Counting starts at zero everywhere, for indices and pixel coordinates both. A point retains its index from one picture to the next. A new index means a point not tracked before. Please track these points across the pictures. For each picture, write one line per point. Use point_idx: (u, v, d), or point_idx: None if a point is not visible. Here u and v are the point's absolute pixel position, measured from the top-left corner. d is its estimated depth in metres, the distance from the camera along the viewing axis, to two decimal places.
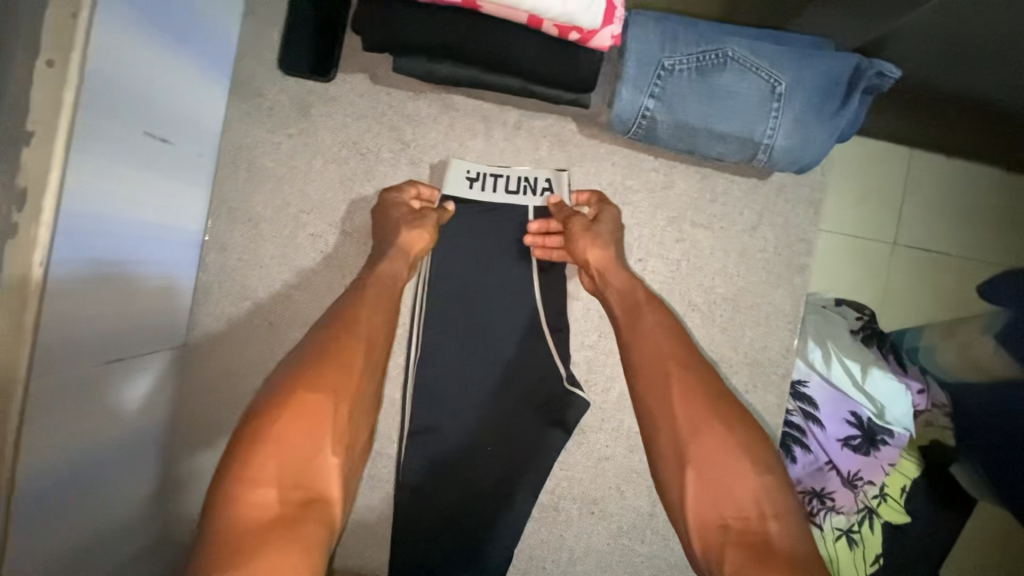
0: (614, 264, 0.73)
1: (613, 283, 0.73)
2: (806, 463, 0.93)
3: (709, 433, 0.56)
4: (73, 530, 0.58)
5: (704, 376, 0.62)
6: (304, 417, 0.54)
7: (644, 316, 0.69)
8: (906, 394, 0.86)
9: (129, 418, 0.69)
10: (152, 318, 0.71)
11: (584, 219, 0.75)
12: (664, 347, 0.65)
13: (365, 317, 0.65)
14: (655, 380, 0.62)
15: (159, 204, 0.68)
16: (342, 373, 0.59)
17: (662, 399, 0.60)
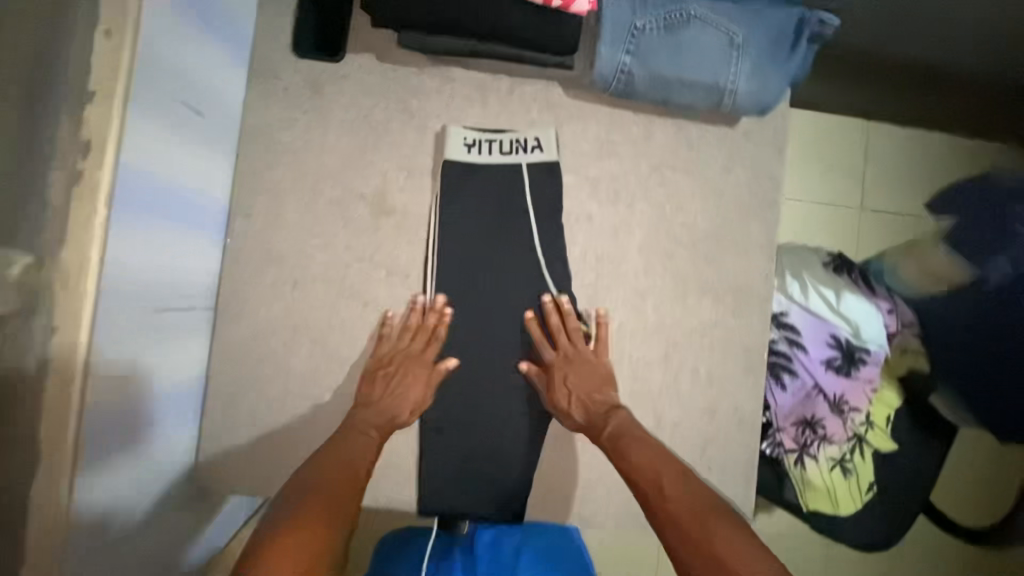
0: (588, 395, 0.83)
1: (592, 419, 0.82)
2: (796, 387, 1.02)
3: (718, 532, 0.66)
4: (127, 461, 0.69)
5: (702, 488, 0.73)
6: (307, 514, 0.67)
7: (629, 437, 0.79)
8: (877, 314, 0.96)
9: (172, 367, 0.76)
10: (189, 276, 0.78)
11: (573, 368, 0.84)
12: (662, 465, 0.76)
13: (349, 453, 0.77)
14: (640, 465, 0.76)
15: (200, 176, 0.77)
16: (330, 518, 0.68)
17: (647, 478, 0.75)
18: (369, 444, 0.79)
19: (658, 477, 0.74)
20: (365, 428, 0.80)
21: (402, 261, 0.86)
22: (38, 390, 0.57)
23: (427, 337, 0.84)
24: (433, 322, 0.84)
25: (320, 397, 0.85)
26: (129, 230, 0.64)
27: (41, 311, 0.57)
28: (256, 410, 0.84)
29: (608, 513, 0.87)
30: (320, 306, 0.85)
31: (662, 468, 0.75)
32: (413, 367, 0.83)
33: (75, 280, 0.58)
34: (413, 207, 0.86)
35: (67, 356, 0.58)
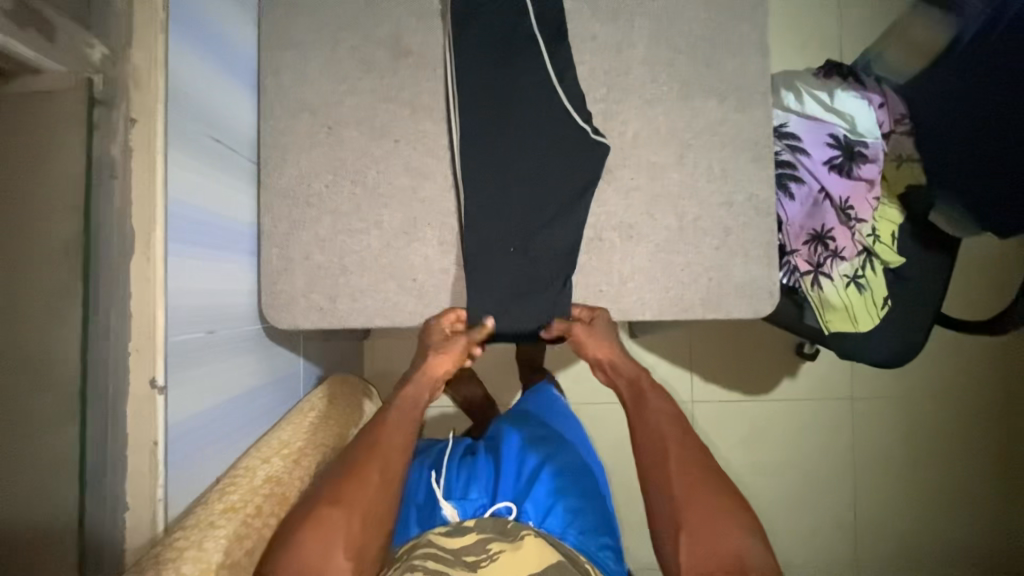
0: (621, 358, 0.93)
1: (620, 374, 0.93)
2: (805, 195, 1.08)
3: (701, 501, 0.75)
4: (201, 275, 0.74)
5: (699, 462, 0.79)
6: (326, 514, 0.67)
7: (645, 404, 0.87)
8: (870, 108, 1.04)
9: (228, 201, 0.82)
10: (233, 121, 0.84)
11: (585, 326, 0.91)
12: (670, 431, 0.83)
13: (385, 436, 0.76)
14: (652, 428, 0.84)
15: (231, 28, 0.84)
16: (360, 487, 0.70)
17: (658, 437, 0.82)
18: (401, 437, 0.77)
19: (665, 437, 0.82)
20: (406, 413, 0.82)
21: (424, 98, 0.92)
22: (126, 173, 0.63)
23: (459, 353, 0.89)
24: (461, 338, 0.89)
25: (365, 231, 0.91)
26: (181, 49, 0.71)
27: (119, 105, 0.63)
28: (308, 248, 0.90)
29: (645, 308, 0.93)
30: (356, 147, 0.91)
31: (673, 433, 0.82)
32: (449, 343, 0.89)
33: (144, 75, 0.64)
34: (428, 47, 0.92)
35: (145, 144, 0.63)
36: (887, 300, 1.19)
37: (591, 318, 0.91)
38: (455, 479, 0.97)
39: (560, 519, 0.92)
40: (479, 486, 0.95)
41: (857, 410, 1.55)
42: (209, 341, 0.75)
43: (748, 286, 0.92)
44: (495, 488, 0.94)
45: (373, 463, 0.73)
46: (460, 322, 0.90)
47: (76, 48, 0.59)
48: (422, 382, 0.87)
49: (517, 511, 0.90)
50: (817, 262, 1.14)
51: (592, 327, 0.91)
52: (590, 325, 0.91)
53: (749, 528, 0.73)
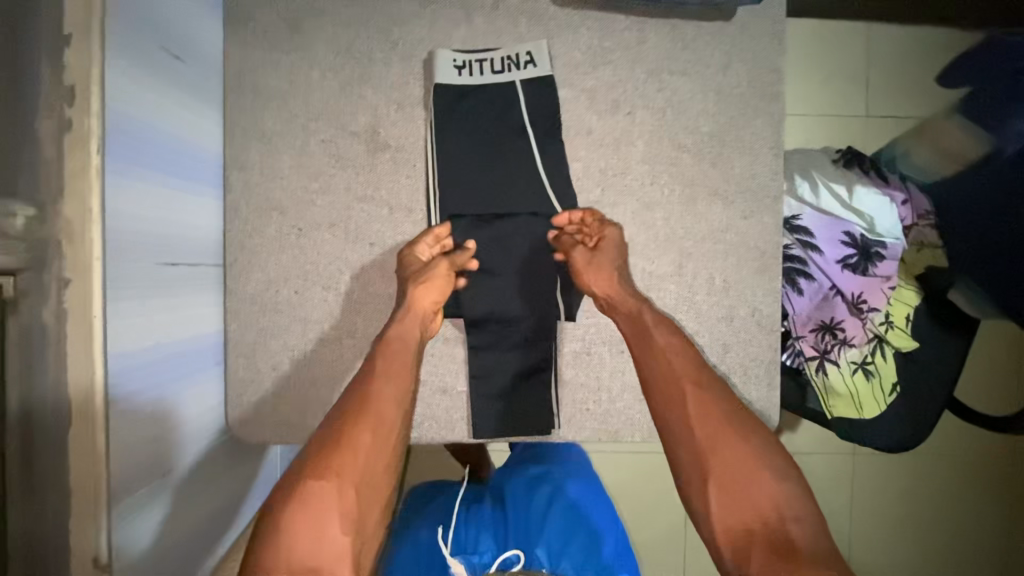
0: (623, 290, 0.81)
1: (621, 313, 0.81)
2: (814, 291, 1.01)
3: (726, 449, 0.69)
4: (155, 418, 0.69)
5: (725, 411, 0.72)
6: (305, 496, 0.64)
7: (656, 349, 0.78)
8: (892, 206, 0.94)
9: (187, 321, 0.76)
10: (194, 230, 0.78)
11: (586, 249, 0.82)
12: (681, 370, 0.76)
13: (375, 393, 0.73)
14: (672, 388, 0.75)
15: (190, 127, 0.76)
16: (352, 454, 0.68)
17: (680, 405, 0.74)
18: (387, 396, 0.73)
19: (689, 402, 0.74)
20: (399, 357, 0.77)
21: (403, 196, 0.85)
22: (59, 339, 0.57)
23: (444, 276, 0.80)
24: (441, 262, 0.81)
25: (337, 341, 0.85)
26: (126, 178, 0.63)
27: (52, 264, 0.57)
28: (276, 357, 0.85)
29: (634, 427, 0.87)
30: (328, 250, 0.85)
31: (695, 389, 0.74)
32: (432, 267, 0.80)
33: (79, 229, 0.57)
34: (408, 141, 0.84)
35: (81, 308, 0.58)
36: (898, 386, 1.08)
37: (597, 240, 0.83)
38: (465, 530, 0.92)
39: (573, 560, 0.87)
40: (488, 537, 0.91)
41: (859, 476, 1.48)
42: (166, 482, 0.71)
43: (745, 407, 0.87)
44: (503, 538, 0.90)
45: (359, 427, 0.70)
46: (441, 242, 0.83)
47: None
48: (410, 318, 0.79)
49: (527, 558, 0.86)
50: (825, 354, 1.09)
51: (595, 251, 0.82)
52: (595, 248, 0.82)
53: (784, 473, 0.67)
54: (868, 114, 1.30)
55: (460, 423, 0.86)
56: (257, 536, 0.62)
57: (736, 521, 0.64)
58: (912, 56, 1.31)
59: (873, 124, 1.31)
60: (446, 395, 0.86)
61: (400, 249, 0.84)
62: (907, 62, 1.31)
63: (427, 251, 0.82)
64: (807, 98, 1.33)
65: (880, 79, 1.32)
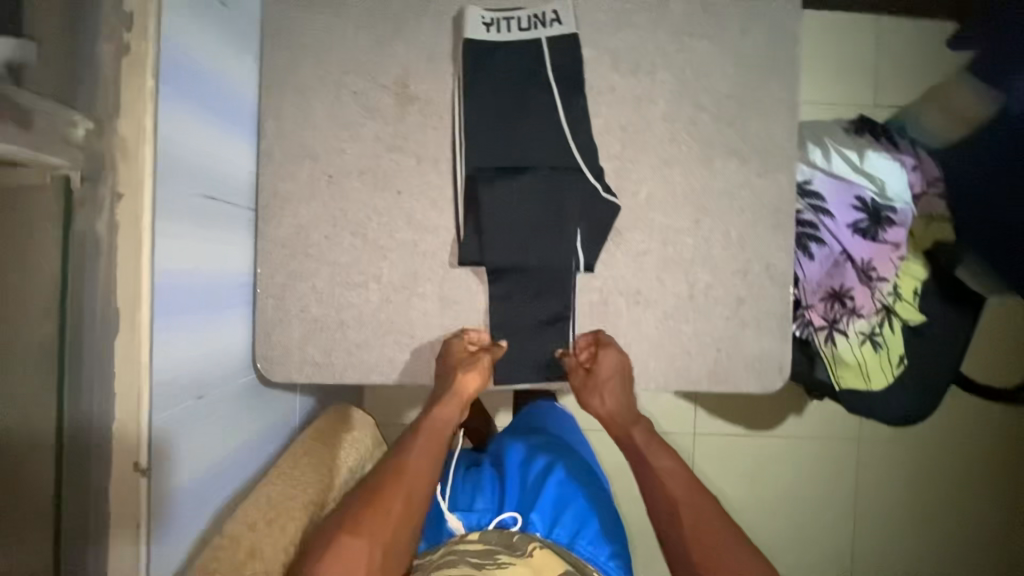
0: (625, 410, 0.88)
1: (619, 438, 0.89)
2: (825, 255, 1.03)
3: (718, 558, 0.75)
4: (188, 344, 0.72)
5: (711, 507, 0.80)
6: (342, 561, 0.73)
7: (652, 450, 0.86)
8: (902, 171, 0.98)
9: (220, 256, 0.79)
10: (230, 171, 0.81)
11: (583, 373, 0.88)
12: (678, 490, 0.82)
13: (411, 467, 0.81)
14: (659, 488, 0.83)
15: (229, 72, 0.80)
16: (383, 519, 0.76)
17: (661, 484, 0.83)
18: (421, 487, 0.80)
19: (671, 488, 0.82)
20: (434, 437, 0.84)
21: (430, 148, 0.88)
22: (111, 250, 0.60)
23: (484, 368, 0.86)
24: (483, 355, 0.87)
25: (362, 286, 0.88)
26: (174, 108, 0.67)
27: (106, 178, 0.60)
28: (304, 300, 0.87)
29: (649, 377, 0.89)
30: (357, 197, 0.88)
31: (678, 483, 0.82)
32: (467, 361, 0.86)
33: (134, 146, 0.61)
34: (436, 94, 0.88)
35: (131, 221, 0.61)
36: (904, 359, 1.12)
37: (596, 357, 0.87)
38: (460, 492, 0.96)
39: (567, 527, 0.90)
40: (485, 497, 0.94)
41: (866, 455, 1.49)
42: (198, 410, 0.74)
43: (758, 359, 0.89)
44: (500, 499, 0.93)
45: (394, 495, 0.78)
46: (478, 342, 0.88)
47: (60, 129, 0.54)
48: (448, 406, 0.85)
49: (523, 521, 0.89)
50: (836, 323, 1.10)
51: (592, 372, 0.87)
52: (594, 366, 0.87)
53: (756, 561, 0.75)
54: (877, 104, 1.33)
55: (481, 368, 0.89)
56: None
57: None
58: (918, 47, 1.34)
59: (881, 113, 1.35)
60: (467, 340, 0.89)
61: (445, 337, 0.89)
62: (914, 53, 1.34)
63: (468, 348, 0.87)
64: (819, 88, 1.36)
65: (889, 68, 1.35)
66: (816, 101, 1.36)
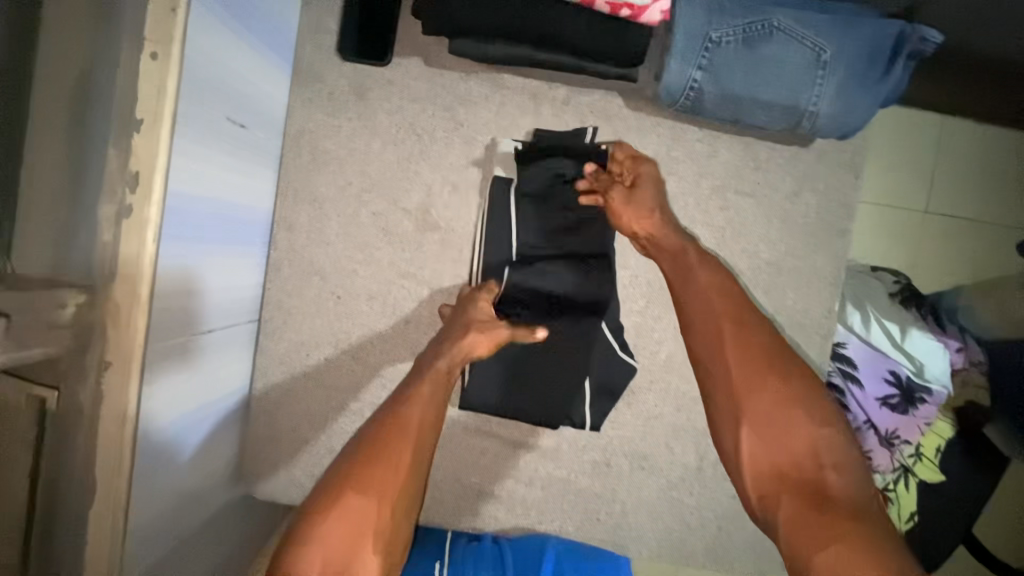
0: (664, 227, 0.74)
1: (665, 248, 0.74)
2: (845, 423, 0.95)
3: (764, 392, 0.60)
4: (169, 489, 0.69)
5: (767, 346, 0.63)
6: (346, 518, 0.57)
7: (685, 293, 0.69)
8: (945, 352, 0.90)
9: (211, 383, 0.76)
10: (231, 292, 0.77)
11: (622, 188, 0.76)
12: (719, 306, 0.67)
13: (412, 417, 0.65)
14: (710, 339, 0.65)
15: (243, 192, 0.75)
16: (390, 472, 0.61)
17: (711, 333, 0.65)
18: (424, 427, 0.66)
19: (722, 337, 0.64)
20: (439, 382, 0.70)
21: (444, 279, 0.84)
22: (93, 420, 0.57)
23: (499, 326, 0.73)
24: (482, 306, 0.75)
25: (358, 413, 0.85)
26: (174, 257, 0.63)
27: (93, 348, 0.56)
28: (299, 418, 0.85)
29: (643, 545, 0.85)
30: (364, 320, 0.84)
31: (735, 332, 0.64)
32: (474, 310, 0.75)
33: (126, 316, 0.57)
34: (458, 224, 0.83)
35: (117, 393, 0.58)
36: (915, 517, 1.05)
37: (632, 179, 0.77)
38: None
39: None
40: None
41: None
42: (189, 544, 0.72)
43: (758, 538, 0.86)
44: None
45: (402, 441, 0.63)
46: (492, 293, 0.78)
47: (44, 316, 0.51)
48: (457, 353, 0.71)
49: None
50: None
51: (633, 189, 0.76)
52: (632, 189, 0.76)
53: (824, 418, 0.59)
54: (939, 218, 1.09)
55: (468, 513, 0.85)
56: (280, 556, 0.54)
57: (772, 471, 0.57)
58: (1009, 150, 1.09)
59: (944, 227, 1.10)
60: (459, 482, 0.85)
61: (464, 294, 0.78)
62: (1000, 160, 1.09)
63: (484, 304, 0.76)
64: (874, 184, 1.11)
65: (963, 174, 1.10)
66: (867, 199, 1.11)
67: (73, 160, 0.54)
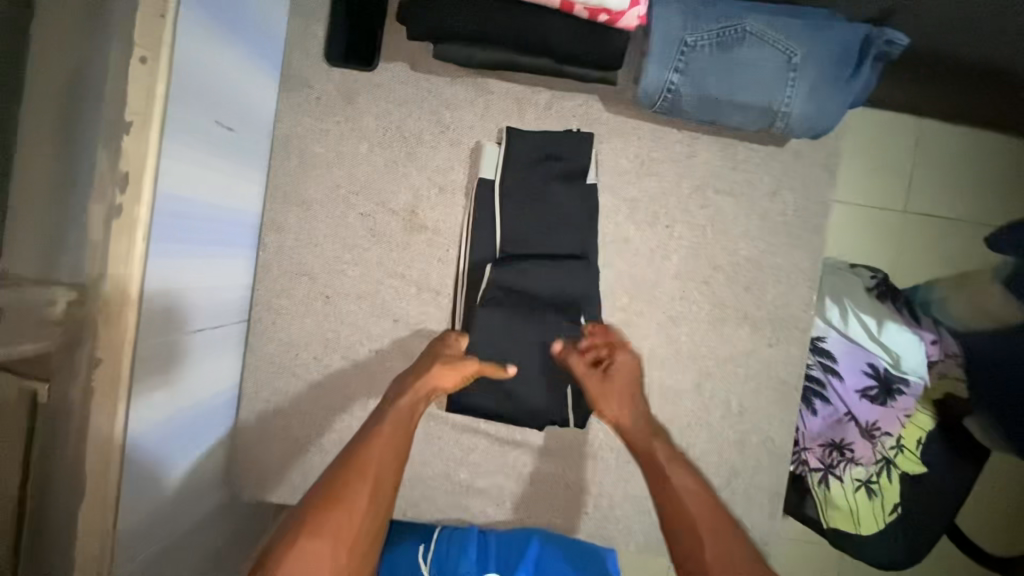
0: (634, 418, 0.76)
1: (636, 447, 0.75)
2: (828, 414, 0.99)
3: None
4: (161, 486, 0.69)
5: (744, 543, 0.64)
6: (302, 567, 0.61)
7: (660, 479, 0.70)
8: (920, 344, 0.92)
9: (200, 383, 0.76)
10: (220, 292, 0.78)
11: (599, 376, 0.78)
12: (696, 509, 0.66)
13: (373, 458, 0.69)
14: (687, 527, 0.65)
15: (233, 194, 0.77)
16: (346, 515, 0.65)
17: (690, 519, 0.66)
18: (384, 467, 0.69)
19: (689, 510, 0.66)
20: (400, 425, 0.73)
21: (432, 278, 0.85)
22: (84, 415, 0.58)
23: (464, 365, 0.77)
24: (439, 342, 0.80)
25: (347, 410, 0.86)
26: (166, 256, 0.64)
27: (84, 344, 0.57)
28: (288, 418, 0.86)
29: (631, 537, 0.87)
30: (353, 320, 0.85)
31: (711, 532, 0.64)
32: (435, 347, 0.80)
33: (117, 313, 0.58)
34: (445, 225, 0.85)
35: (110, 385, 0.59)
36: (898, 508, 1.08)
37: (608, 360, 0.79)
38: (445, 556, 0.82)
39: None
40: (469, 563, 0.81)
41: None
42: (175, 543, 0.72)
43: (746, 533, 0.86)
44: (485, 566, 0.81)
45: (362, 483, 0.67)
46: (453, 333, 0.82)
47: (34, 314, 0.52)
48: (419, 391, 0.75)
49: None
50: (831, 468, 1.07)
51: (608, 374, 0.78)
52: (608, 373, 0.78)
53: None
54: (914, 215, 1.13)
55: (457, 507, 0.86)
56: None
57: None
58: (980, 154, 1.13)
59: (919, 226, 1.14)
60: (448, 478, 0.86)
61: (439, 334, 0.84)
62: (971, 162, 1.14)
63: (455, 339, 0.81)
64: (849, 185, 1.16)
65: (934, 177, 1.14)
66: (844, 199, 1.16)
67: (62, 161, 0.55)
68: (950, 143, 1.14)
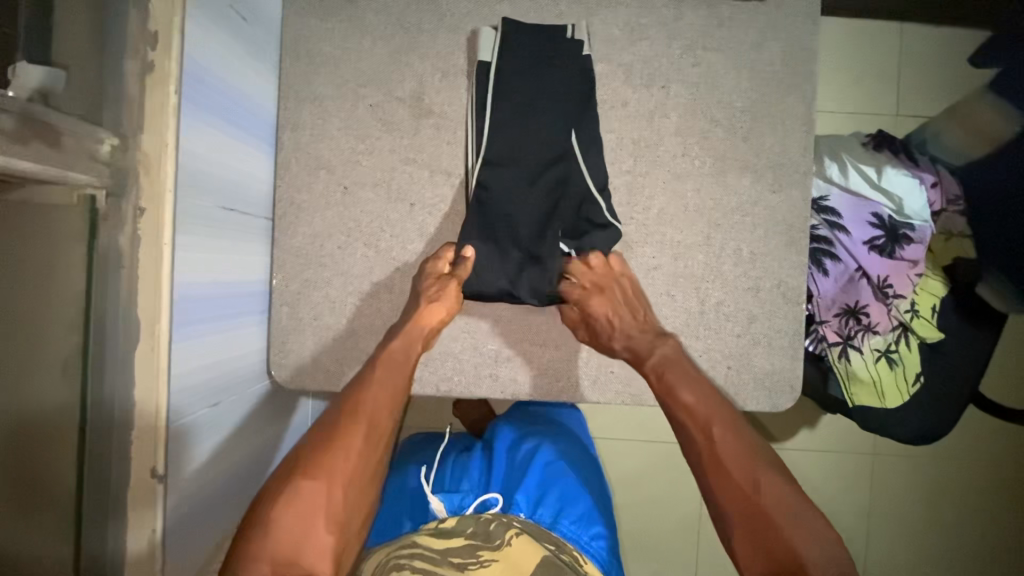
0: (640, 336, 0.85)
1: (640, 357, 0.84)
2: (839, 273, 1.02)
3: (753, 480, 0.68)
4: (203, 356, 0.73)
5: (750, 442, 0.72)
6: (298, 505, 0.65)
7: (666, 382, 0.80)
8: (921, 189, 0.95)
9: (232, 268, 0.80)
10: (245, 181, 0.82)
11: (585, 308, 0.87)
12: (706, 413, 0.75)
13: (368, 401, 0.75)
14: (699, 432, 0.74)
15: (250, 86, 0.82)
16: (344, 455, 0.70)
17: (700, 425, 0.74)
18: (377, 412, 0.75)
19: (704, 417, 0.75)
20: (394, 369, 0.79)
21: (443, 160, 0.89)
22: (133, 262, 0.62)
23: (453, 295, 0.83)
24: (433, 282, 0.84)
25: (374, 295, 0.90)
26: (196, 124, 0.68)
27: (129, 192, 0.61)
28: (320, 308, 0.90)
29: None
30: (372, 209, 0.89)
31: (727, 433, 0.73)
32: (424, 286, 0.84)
33: (156, 163, 0.62)
34: (451, 107, 0.89)
35: (151, 235, 0.62)
36: (921, 378, 1.02)
37: (591, 294, 0.86)
38: (449, 473, 0.97)
39: (550, 507, 0.91)
40: (471, 480, 0.95)
41: (883, 476, 1.31)
42: (215, 415, 0.76)
43: (768, 376, 0.89)
44: (485, 481, 0.94)
45: (357, 426, 0.73)
46: (445, 265, 0.86)
47: (85, 147, 0.56)
48: (405, 340, 0.81)
49: (506, 502, 0.90)
50: (851, 341, 1.03)
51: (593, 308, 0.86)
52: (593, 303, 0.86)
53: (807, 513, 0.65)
54: (899, 113, 1.24)
55: (488, 379, 0.90)
56: (241, 538, 0.63)
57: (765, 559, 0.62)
58: (950, 53, 1.24)
59: (903, 124, 1.26)
60: (476, 349, 0.90)
61: (423, 262, 0.88)
62: (945, 60, 1.25)
63: (438, 272, 0.85)
64: (838, 90, 1.27)
65: (912, 77, 1.26)
66: (833, 105, 1.27)
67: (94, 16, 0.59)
68: (923, 44, 1.25)
